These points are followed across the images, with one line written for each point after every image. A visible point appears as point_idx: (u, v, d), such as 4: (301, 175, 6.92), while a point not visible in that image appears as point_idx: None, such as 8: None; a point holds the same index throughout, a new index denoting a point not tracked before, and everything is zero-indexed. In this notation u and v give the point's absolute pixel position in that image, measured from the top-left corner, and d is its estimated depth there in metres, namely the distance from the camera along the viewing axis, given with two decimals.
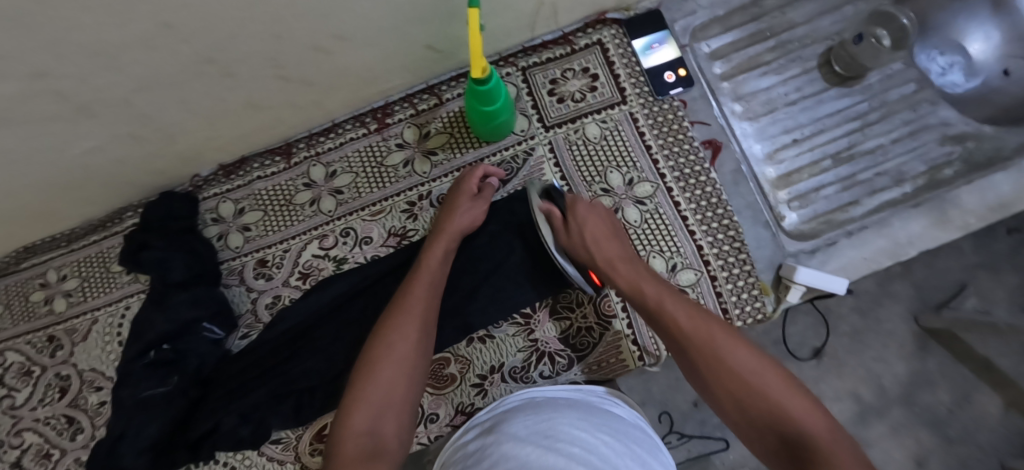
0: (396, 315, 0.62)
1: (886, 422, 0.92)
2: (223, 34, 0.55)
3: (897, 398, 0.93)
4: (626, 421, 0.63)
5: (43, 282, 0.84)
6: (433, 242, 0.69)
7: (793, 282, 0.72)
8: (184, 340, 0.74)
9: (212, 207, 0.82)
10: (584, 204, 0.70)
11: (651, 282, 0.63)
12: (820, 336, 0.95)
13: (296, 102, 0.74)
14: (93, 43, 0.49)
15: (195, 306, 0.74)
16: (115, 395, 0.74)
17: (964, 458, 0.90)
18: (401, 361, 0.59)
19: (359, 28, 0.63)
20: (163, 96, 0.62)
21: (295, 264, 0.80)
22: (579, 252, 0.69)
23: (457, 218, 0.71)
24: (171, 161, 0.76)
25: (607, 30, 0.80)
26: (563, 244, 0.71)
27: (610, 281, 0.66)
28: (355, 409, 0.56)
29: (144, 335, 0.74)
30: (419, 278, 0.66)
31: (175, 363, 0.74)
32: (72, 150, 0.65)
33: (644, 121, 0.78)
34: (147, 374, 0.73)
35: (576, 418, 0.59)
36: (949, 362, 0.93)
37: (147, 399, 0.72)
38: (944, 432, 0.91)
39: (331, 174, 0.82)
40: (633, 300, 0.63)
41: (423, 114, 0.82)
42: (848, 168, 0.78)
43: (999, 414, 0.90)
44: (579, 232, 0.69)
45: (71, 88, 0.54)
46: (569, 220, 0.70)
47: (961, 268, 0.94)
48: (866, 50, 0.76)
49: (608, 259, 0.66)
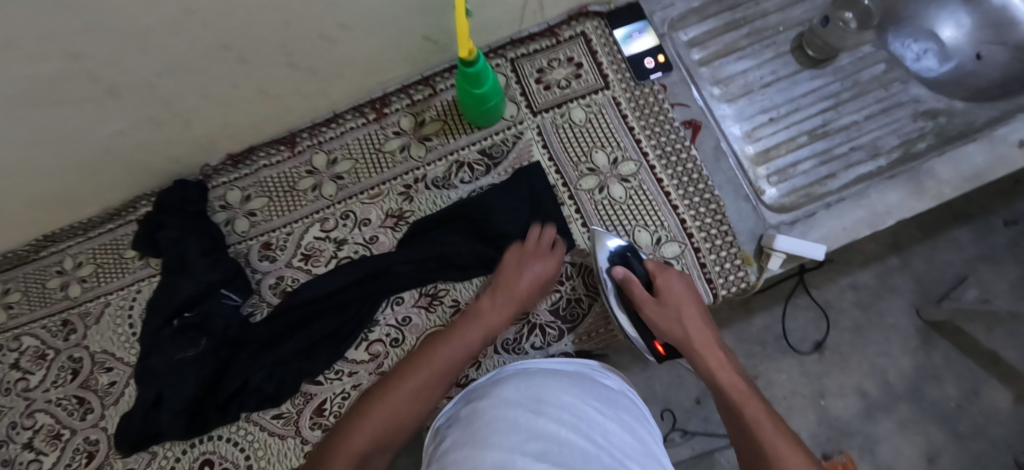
0: (420, 362, 0.63)
1: (893, 419, 1.00)
2: (238, 21, 0.61)
3: (904, 393, 1.01)
4: (616, 391, 0.65)
5: (60, 270, 0.89)
6: (498, 302, 0.70)
7: (773, 249, 0.74)
8: (205, 304, 0.78)
9: (220, 195, 0.87)
10: (682, 281, 0.71)
11: (751, 399, 0.59)
12: (821, 330, 1.03)
13: (304, 91, 0.80)
14: (124, 27, 0.54)
15: (213, 271, 0.78)
16: (143, 364, 0.76)
17: (977, 453, 0.97)
18: (419, 405, 0.60)
19: (361, 18, 0.68)
20: (182, 82, 0.68)
21: (298, 246, 0.84)
22: (669, 329, 0.68)
23: (528, 283, 0.72)
24: (185, 149, 0.82)
25: (590, 22, 0.85)
26: (652, 318, 0.70)
27: (702, 371, 0.65)
28: (365, 422, 0.58)
29: (168, 302, 0.76)
30: (476, 332, 0.67)
31: (201, 327, 0.77)
32: (98, 134, 0.71)
33: (626, 104, 0.83)
34: (174, 339, 0.76)
35: (568, 386, 0.61)
36: (953, 354, 1.01)
37: (180, 362, 0.75)
38: (954, 428, 0.99)
39: (332, 161, 0.86)
40: (727, 407, 0.60)
41: (418, 104, 0.87)
42: (824, 143, 0.82)
43: (1010, 407, 0.99)
44: (677, 312, 0.68)
45: (103, 69, 0.60)
46: (661, 293, 0.70)
47: (962, 261, 1.03)
48: (835, 32, 0.80)
49: (709, 358, 0.65)
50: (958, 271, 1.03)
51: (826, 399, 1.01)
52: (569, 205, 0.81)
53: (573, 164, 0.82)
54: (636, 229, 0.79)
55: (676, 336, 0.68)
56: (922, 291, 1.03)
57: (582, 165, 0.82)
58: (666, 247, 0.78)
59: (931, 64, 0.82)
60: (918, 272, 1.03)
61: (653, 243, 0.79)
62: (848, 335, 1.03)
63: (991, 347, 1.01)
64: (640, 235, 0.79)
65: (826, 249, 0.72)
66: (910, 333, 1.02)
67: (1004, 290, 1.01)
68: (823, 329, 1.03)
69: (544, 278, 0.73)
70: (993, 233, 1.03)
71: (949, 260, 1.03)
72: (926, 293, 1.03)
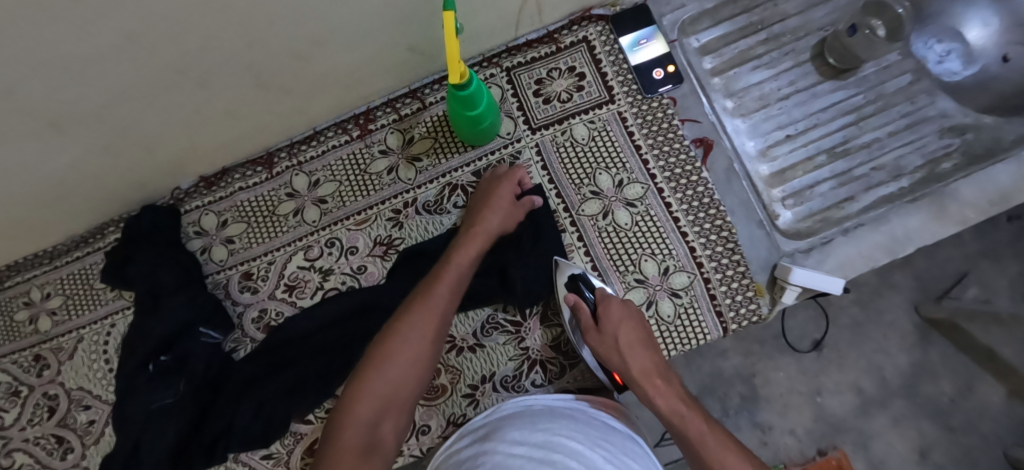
0: (414, 309, 0.61)
1: (887, 414, 0.91)
2: (194, 45, 0.52)
3: (898, 388, 0.91)
4: (623, 434, 0.61)
5: (27, 301, 0.83)
6: (465, 243, 0.68)
7: (788, 283, 0.70)
8: (180, 346, 0.73)
9: (194, 220, 0.81)
10: (621, 306, 0.68)
11: (694, 415, 0.59)
12: (820, 328, 0.94)
13: (277, 109, 0.72)
14: (57, 58, 0.46)
15: (189, 307, 0.73)
16: (122, 411, 0.72)
17: (968, 446, 0.89)
18: (413, 357, 0.59)
19: (336, 31, 0.60)
20: (138, 108, 0.60)
21: (281, 276, 0.79)
22: (609, 359, 0.65)
23: (491, 219, 0.69)
24: (151, 174, 0.75)
25: (593, 27, 0.78)
26: (593, 346, 0.67)
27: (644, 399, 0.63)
28: (362, 397, 0.56)
29: (142, 346, 0.72)
30: (445, 276, 0.65)
31: (178, 371, 0.72)
32: (49, 166, 0.63)
33: (632, 120, 0.76)
34: (152, 386, 0.72)
35: (574, 430, 0.57)
36: (949, 351, 0.91)
37: (159, 410, 0.71)
38: (946, 422, 0.90)
39: (314, 183, 0.80)
40: (672, 430, 0.60)
41: (406, 119, 0.80)
42: (843, 163, 0.76)
43: (1003, 402, 0.89)
44: (613, 340, 0.65)
45: (41, 103, 0.52)
46: (603, 322, 0.66)
47: (964, 257, 0.92)
48: (861, 40, 0.75)
49: (647, 386, 0.62)
50: (959, 268, 0.92)
51: (822, 396, 0.92)
52: (571, 232, 0.75)
53: (575, 187, 0.76)
54: (643, 258, 0.74)
55: (617, 365, 0.65)
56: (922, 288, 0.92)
57: (584, 188, 0.76)
58: (675, 277, 0.73)
59: (955, 65, 0.78)
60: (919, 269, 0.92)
61: (661, 273, 0.74)
62: (846, 333, 0.94)
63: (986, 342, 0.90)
64: (647, 265, 0.74)
65: (845, 283, 0.68)
66: (909, 330, 0.92)
67: (1005, 288, 0.90)
68: (823, 326, 0.93)
69: (515, 214, 0.72)
70: (995, 229, 0.93)
71: (950, 256, 0.92)
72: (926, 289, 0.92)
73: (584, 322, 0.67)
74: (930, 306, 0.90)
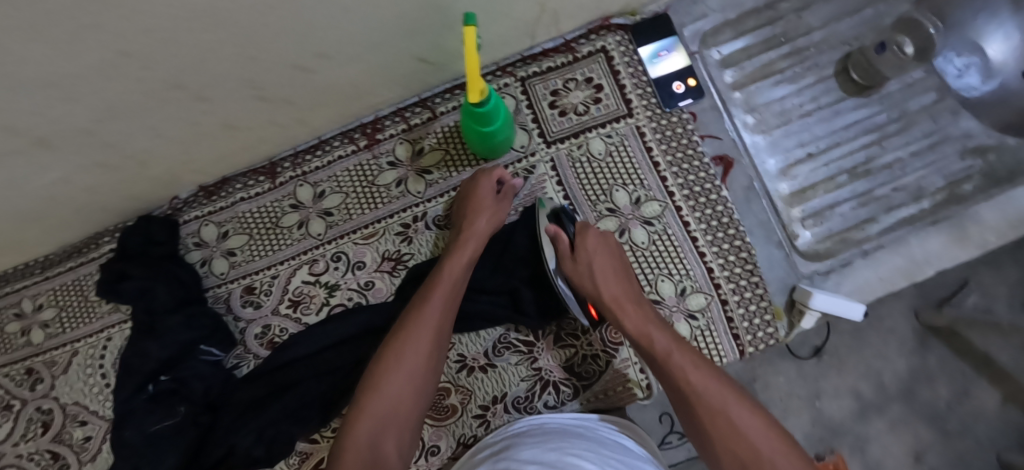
0: (408, 327, 0.60)
1: (885, 418, 0.89)
2: (192, 60, 0.48)
3: (897, 394, 0.89)
4: (637, 454, 0.57)
5: (18, 313, 0.80)
6: (456, 250, 0.66)
7: (808, 307, 0.68)
8: (183, 367, 0.70)
9: (193, 231, 0.78)
10: (597, 235, 0.67)
11: (663, 332, 0.59)
12: (820, 334, 0.90)
13: (279, 121, 0.68)
14: (41, 76, 0.42)
15: (190, 329, 0.71)
16: (116, 436, 0.69)
17: (961, 451, 0.88)
18: (410, 375, 0.58)
19: (341, 44, 0.56)
20: (131, 124, 0.55)
21: (285, 291, 0.76)
22: (582, 286, 0.65)
23: (481, 221, 0.67)
24: (147, 186, 0.71)
25: (611, 36, 0.75)
26: (568, 275, 0.67)
27: (617, 323, 0.62)
28: (361, 418, 0.55)
29: (139, 368, 0.69)
30: (437, 286, 0.62)
31: (178, 392, 0.70)
32: (36, 183, 0.59)
33: (651, 135, 0.74)
34: (148, 409, 0.69)
35: (585, 449, 0.53)
36: (949, 356, 0.89)
37: (156, 435, 0.68)
38: (941, 426, 0.89)
39: (319, 194, 0.77)
40: (640, 349, 0.59)
41: (416, 129, 0.77)
42: (865, 184, 0.75)
43: (997, 408, 0.88)
44: (587, 268, 0.65)
45: (26, 122, 0.48)
46: (578, 249, 0.66)
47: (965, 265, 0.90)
48: (889, 59, 0.71)
49: (619, 309, 0.62)
50: (959, 276, 0.90)
51: (821, 400, 0.90)
52: None
53: (591, 203, 0.74)
54: (659, 278, 0.72)
55: (590, 291, 0.65)
56: (922, 294, 0.90)
57: (600, 205, 0.74)
58: (692, 298, 0.72)
59: (973, 81, 0.68)
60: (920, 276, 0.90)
61: (678, 293, 0.72)
62: (847, 338, 0.91)
63: (983, 348, 0.89)
64: (663, 286, 0.72)
65: (867, 310, 0.67)
66: (908, 335, 0.90)
67: (1004, 296, 0.88)
68: (824, 333, 0.90)
69: (504, 216, 0.69)
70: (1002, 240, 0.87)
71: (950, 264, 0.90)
72: (926, 296, 0.90)
73: (561, 251, 0.67)
74: (931, 312, 0.87)
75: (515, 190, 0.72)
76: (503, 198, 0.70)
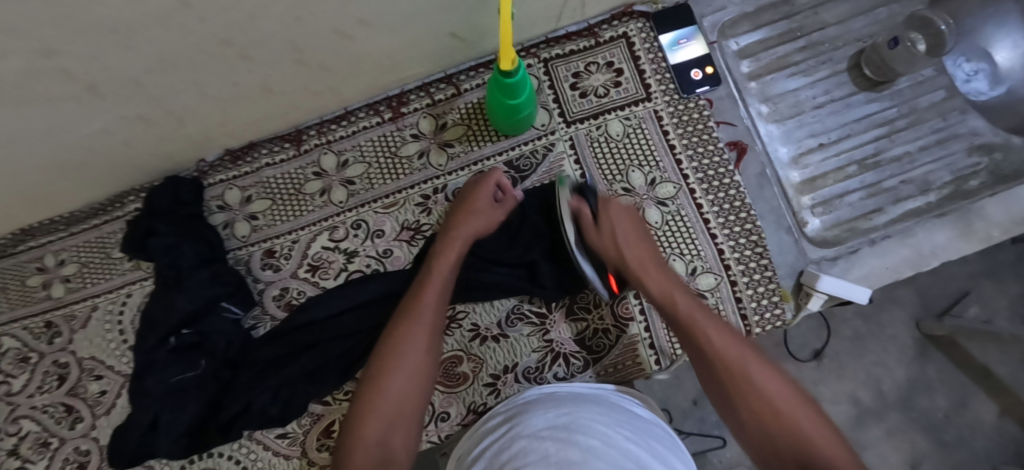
0: (403, 325, 0.61)
1: (882, 426, 0.90)
2: (243, 15, 0.50)
3: (896, 401, 0.91)
4: (647, 419, 0.56)
5: (40, 267, 0.81)
6: (444, 248, 0.68)
7: (814, 290, 0.70)
8: (205, 322, 0.72)
9: (217, 194, 0.80)
10: (620, 206, 0.70)
11: (684, 295, 0.61)
12: (821, 337, 0.92)
13: (312, 88, 0.70)
14: (107, 19, 0.43)
15: (214, 285, 0.72)
16: (137, 386, 0.71)
17: (958, 461, 0.89)
18: (411, 372, 0.59)
19: (385, 13, 0.57)
20: (175, 79, 0.57)
21: (304, 256, 0.78)
22: (605, 254, 0.68)
23: (471, 225, 0.69)
24: (178, 145, 0.73)
25: (633, 23, 0.78)
26: (593, 246, 0.69)
27: (639, 288, 0.65)
28: (367, 416, 0.56)
29: (164, 320, 0.71)
30: (429, 286, 0.64)
31: (200, 346, 0.72)
32: (77, 132, 0.61)
33: (668, 119, 0.76)
34: (173, 359, 0.71)
35: (598, 413, 0.52)
36: (948, 367, 0.91)
37: (178, 385, 0.70)
38: (938, 436, 0.90)
39: (342, 163, 0.79)
40: (663, 310, 0.62)
41: (439, 105, 0.79)
42: (873, 175, 0.77)
43: (994, 420, 0.89)
44: (611, 236, 0.68)
45: (82, 66, 0.49)
46: (602, 220, 0.69)
47: (966, 275, 0.92)
48: (901, 54, 0.75)
49: (644, 274, 0.65)
50: (961, 284, 0.92)
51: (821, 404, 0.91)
52: None
53: (607, 182, 0.76)
54: (671, 257, 0.74)
55: (615, 259, 0.67)
56: (923, 303, 0.92)
57: (616, 184, 0.76)
58: (702, 278, 0.73)
59: (981, 85, 0.79)
60: (923, 283, 0.92)
61: (688, 273, 0.74)
62: (848, 344, 0.92)
63: (982, 360, 0.90)
64: (675, 264, 0.74)
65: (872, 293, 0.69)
66: (909, 344, 0.91)
67: (1003, 304, 0.90)
68: (824, 336, 0.92)
69: (498, 218, 0.72)
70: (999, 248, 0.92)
71: (953, 272, 0.92)
72: (928, 305, 0.92)
73: (584, 225, 0.69)
74: (932, 322, 0.89)
75: (515, 201, 0.74)
76: (493, 205, 0.72)
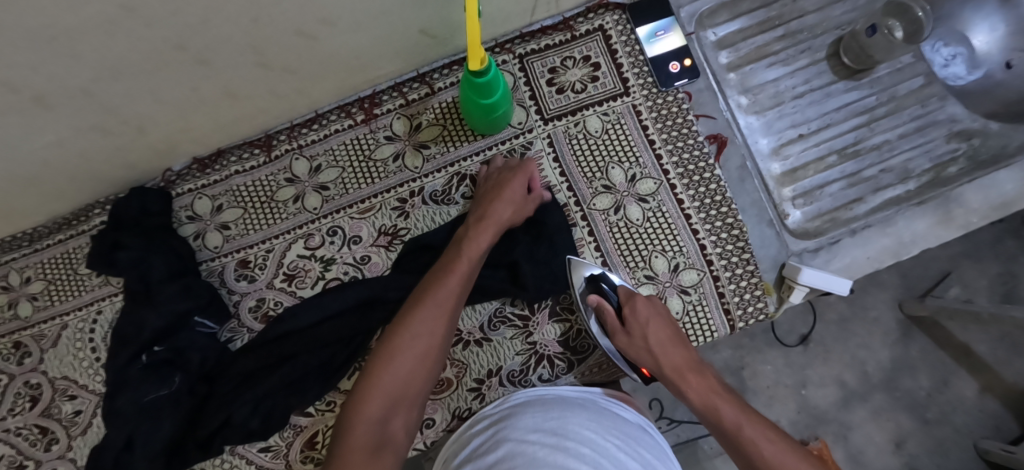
0: (424, 302, 0.61)
1: (867, 407, 0.91)
2: (194, 19, 0.47)
3: (880, 383, 0.91)
4: (635, 425, 0.56)
5: (4, 286, 0.78)
6: (476, 231, 0.66)
7: (796, 283, 0.70)
8: (176, 338, 0.70)
9: (187, 204, 0.77)
10: (647, 303, 0.67)
11: (727, 403, 0.60)
12: (807, 323, 0.93)
13: (279, 90, 0.68)
14: (44, 28, 0.41)
15: (187, 298, 0.70)
16: (110, 406, 0.69)
17: (941, 438, 0.90)
18: (424, 354, 0.60)
19: (347, 11, 0.55)
20: (129, 87, 0.54)
21: (280, 265, 0.76)
22: (640, 356, 0.67)
23: (502, 212, 0.67)
24: (142, 154, 0.70)
25: (609, 16, 0.76)
26: (622, 347, 0.68)
27: (678, 393, 0.64)
28: (371, 396, 0.57)
29: (135, 337, 0.69)
30: (458, 268, 0.63)
31: (173, 362, 0.70)
32: (29, 145, 0.58)
33: (647, 114, 0.75)
34: (145, 379, 0.68)
35: (588, 419, 0.52)
36: (930, 348, 0.92)
37: (151, 404, 0.68)
38: (921, 415, 0.91)
39: (315, 168, 0.77)
40: (706, 419, 0.61)
41: (413, 105, 0.77)
42: (854, 165, 0.77)
43: (975, 397, 0.91)
44: (641, 337, 0.66)
45: (24, 77, 0.46)
46: (628, 322, 0.67)
47: (947, 257, 0.92)
48: (879, 42, 0.74)
49: (683, 378, 0.63)
50: (941, 266, 0.92)
51: (807, 389, 0.92)
52: (581, 227, 0.74)
53: (586, 180, 0.75)
54: (653, 254, 0.73)
55: (646, 360, 0.66)
56: (904, 286, 0.92)
57: (596, 182, 0.74)
58: (684, 274, 0.73)
59: (959, 69, 0.78)
60: (905, 267, 0.93)
61: (670, 270, 0.73)
62: (832, 328, 0.93)
63: (963, 339, 0.92)
64: (657, 261, 0.73)
65: (851, 285, 0.68)
66: (891, 326, 0.92)
67: (982, 285, 0.91)
68: (810, 322, 0.93)
69: (526, 213, 0.70)
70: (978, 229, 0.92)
71: (934, 254, 0.93)
72: (910, 288, 0.92)
73: (609, 324, 0.68)
74: (914, 303, 0.89)
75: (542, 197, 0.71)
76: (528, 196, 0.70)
